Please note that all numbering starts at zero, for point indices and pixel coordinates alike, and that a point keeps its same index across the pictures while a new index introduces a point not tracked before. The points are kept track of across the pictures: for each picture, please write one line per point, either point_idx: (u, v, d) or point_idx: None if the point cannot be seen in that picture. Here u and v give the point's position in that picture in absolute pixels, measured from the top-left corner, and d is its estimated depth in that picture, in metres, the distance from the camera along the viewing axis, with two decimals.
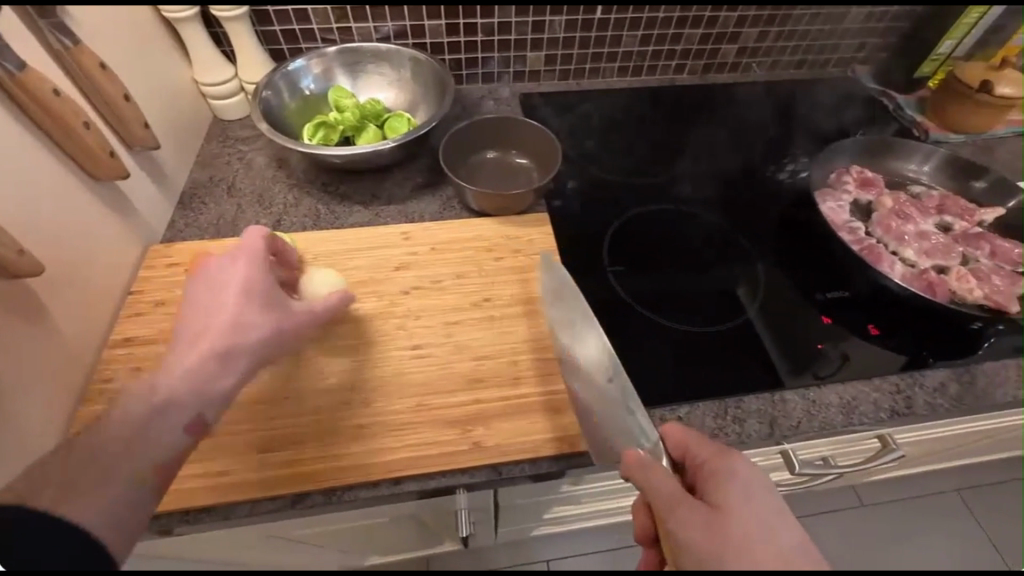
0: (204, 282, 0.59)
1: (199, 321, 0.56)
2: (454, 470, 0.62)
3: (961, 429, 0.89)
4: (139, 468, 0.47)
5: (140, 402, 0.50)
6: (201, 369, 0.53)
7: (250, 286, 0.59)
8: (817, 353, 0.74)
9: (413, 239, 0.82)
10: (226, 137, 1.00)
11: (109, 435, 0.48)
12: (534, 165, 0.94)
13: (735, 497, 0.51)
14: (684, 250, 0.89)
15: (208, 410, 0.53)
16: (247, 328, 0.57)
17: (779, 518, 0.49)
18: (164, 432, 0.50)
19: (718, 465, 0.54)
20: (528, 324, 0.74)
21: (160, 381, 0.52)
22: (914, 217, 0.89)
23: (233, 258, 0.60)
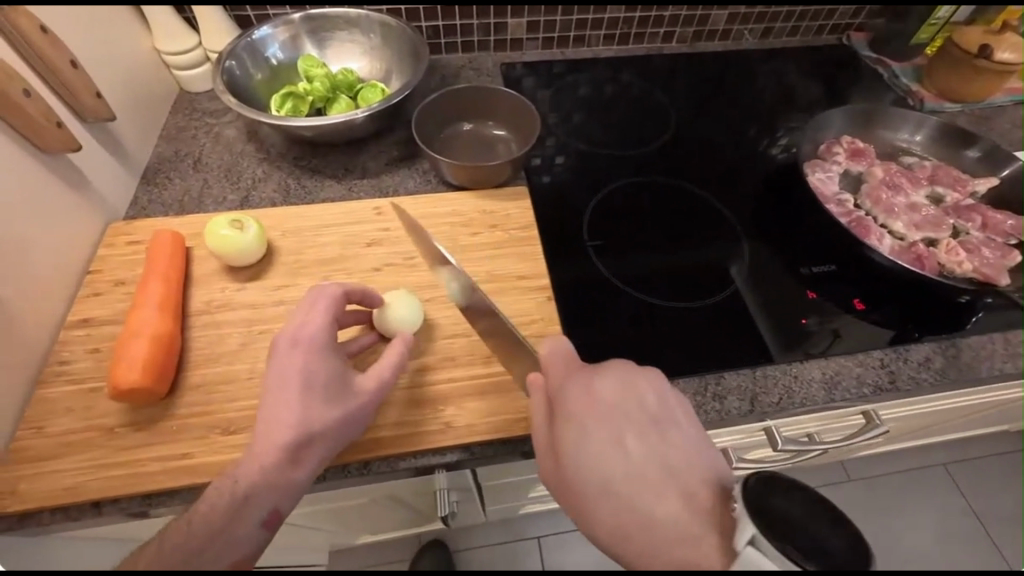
0: (278, 371, 0.55)
1: (287, 394, 0.54)
2: (425, 450, 0.60)
3: (950, 405, 0.87)
4: (222, 566, 0.50)
5: (217, 502, 0.50)
6: (272, 470, 0.51)
7: (319, 378, 0.55)
8: (799, 329, 0.72)
9: (386, 214, 0.79)
10: (193, 110, 0.96)
11: (210, 533, 0.49)
12: (513, 137, 0.91)
13: (590, 436, 0.51)
14: (671, 224, 0.87)
15: (284, 503, 0.52)
16: (317, 428, 0.53)
17: (640, 436, 0.51)
18: (242, 529, 0.50)
19: (568, 398, 0.53)
20: (504, 301, 0.72)
21: (231, 482, 0.51)
22: (904, 188, 0.86)
23: (296, 344, 0.56)
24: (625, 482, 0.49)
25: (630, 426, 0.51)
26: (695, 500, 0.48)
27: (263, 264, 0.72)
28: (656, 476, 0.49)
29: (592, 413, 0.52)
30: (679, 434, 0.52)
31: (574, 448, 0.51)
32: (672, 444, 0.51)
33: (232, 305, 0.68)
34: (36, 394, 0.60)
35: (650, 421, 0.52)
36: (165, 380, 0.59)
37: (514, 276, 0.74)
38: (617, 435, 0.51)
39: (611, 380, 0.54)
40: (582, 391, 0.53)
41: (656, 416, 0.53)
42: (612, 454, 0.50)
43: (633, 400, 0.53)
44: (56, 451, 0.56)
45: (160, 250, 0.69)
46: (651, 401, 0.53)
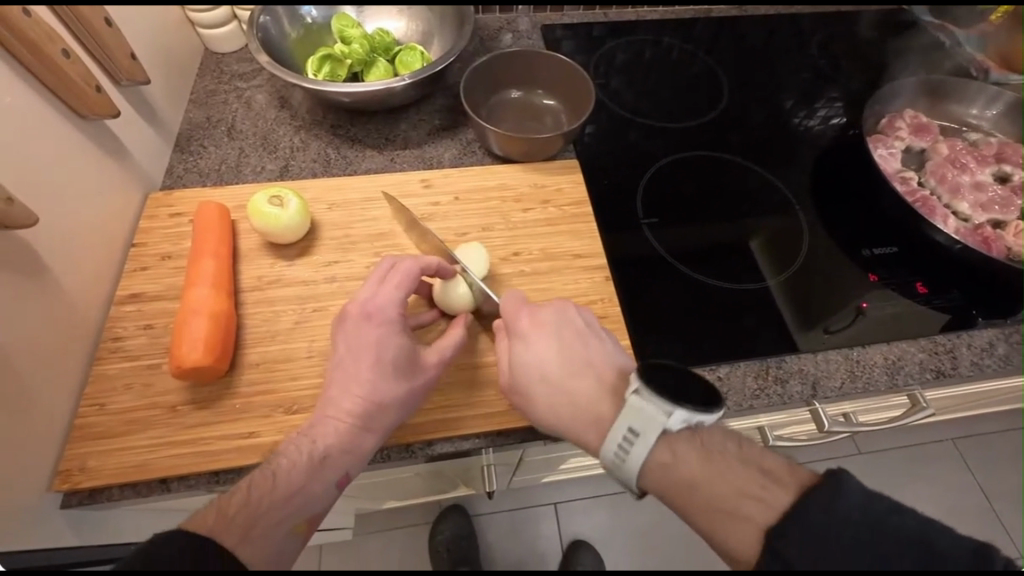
0: (350, 340, 0.54)
1: (358, 362, 0.53)
2: (489, 432, 0.60)
3: (996, 387, 0.87)
4: (299, 519, 0.46)
5: (297, 460, 0.48)
6: (346, 436, 0.51)
7: (390, 351, 0.54)
8: (838, 307, 0.71)
9: (433, 187, 0.76)
10: (221, 72, 0.91)
11: (290, 485, 0.47)
12: (562, 106, 0.87)
13: (531, 349, 0.54)
14: (723, 199, 0.84)
15: (353, 467, 0.51)
16: (387, 401, 0.53)
17: (575, 349, 0.54)
18: (318, 486, 0.48)
19: (517, 325, 0.56)
20: (561, 280, 0.70)
21: (308, 441, 0.50)
22: (970, 167, 0.83)
23: (369, 316, 0.54)
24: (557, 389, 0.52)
25: (568, 347, 0.54)
26: (615, 399, 0.51)
27: (313, 239, 0.70)
28: (582, 383, 0.52)
29: (533, 330, 0.55)
30: (603, 349, 0.55)
31: (519, 365, 0.54)
32: (597, 351, 0.54)
33: (284, 281, 0.67)
34: (94, 370, 0.59)
35: (580, 340, 0.55)
36: (226, 359, 0.58)
37: (569, 254, 0.72)
38: (555, 353, 0.54)
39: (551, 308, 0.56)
40: (528, 317, 0.56)
41: (585, 333, 0.55)
42: (547, 365, 0.53)
43: (568, 325, 0.56)
44: (120, 429, 0.56)
45: (207, 224, 0.66)
46: (583, 326, 0.56)
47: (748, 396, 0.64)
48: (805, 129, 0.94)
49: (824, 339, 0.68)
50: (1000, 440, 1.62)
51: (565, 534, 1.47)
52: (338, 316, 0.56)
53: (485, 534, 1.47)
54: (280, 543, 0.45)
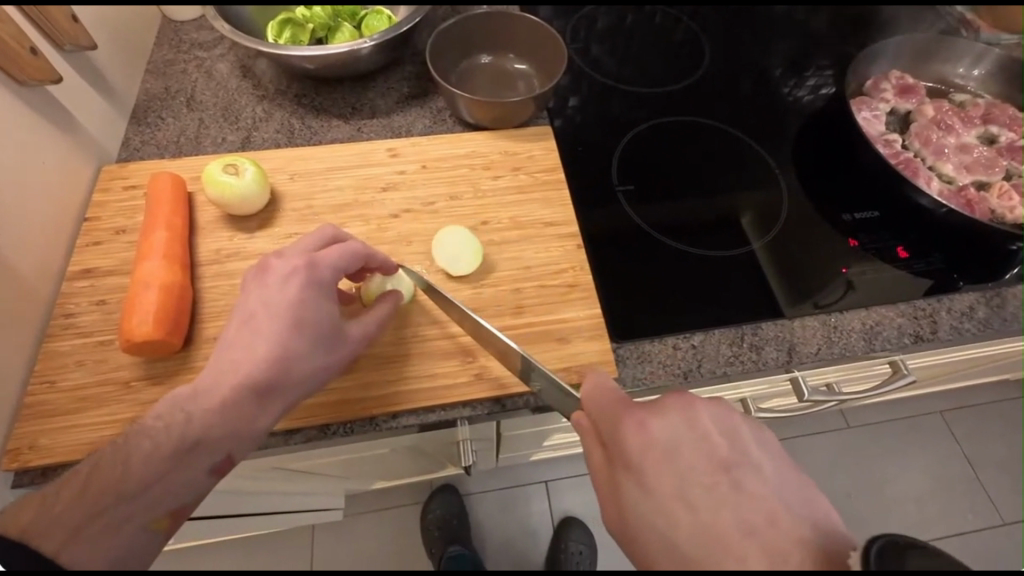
0: (269, 296, 0.51)
1: (270, 322, 0.50)
2: (455, 403, 0.58)
3: (980, 353, 0.86)
4: (157, 516, 0.43)
5: (159, 444, 0.44)
6: (230, 412, 0.47)
7: (312, 315, 0.51)
8: (825, 279, 0.70)
9: (400, 155, 0.74)
10: (180, 40, 0.86)
11: (144, 478, 0.43)
12: (535, 71, 0.83)
13: (654, 485, 0.41)
14: (701, 168, 0.82)
15: (237, 450, 0.47)
16: (296, 367, 0.50)
17: (712, 481, 0.40)
18: (187, 475, 0.45)
19: (622, 439, 0.44)
20: (531, 249, 0.68)
21: (181, 417, 0.46)
22: (956, 128, 0.80)
23: (298, 271, 0.52)
24: (698, 543, 0.38)
25: (695, 474, 0.41)
26: (791, 565, 0.35)
27: (274, 211, 0.68)
28: (732, 534, 0.37)
29: (652, 454, 0.42)
30: (757, 475, 0.41)
31: (632, 503, 0.42)
32: (751, 487, 0.40)
33: (243, 254, 0.64)
34: (44, 347, 0.57)
35: (718, 466, 0.41)
36: (180, 333, 0.56)
37: (540, 222, 0.70)
38: (679, 482, 0.41)
39: (670, 419, 0.44)
40: (639, 432, 0.43)
41: (726, 457, 0.42)
42: (676, 498, 0.40)
43: (696, 439, 0.43)
44: (72, 407, 0.54)
45: (160, 196, 0.64)
46: (720, 440, 0.43)
47: (722, 363, 0.63)
48: (793, 99, 0.91)
49: (813, 311, 0.67)
50: (987, 410, 1.63)
51: (554, 511, 1.47)
52: (263, 270, 0.54)
53: (475, 513, 1.47)
54: (131, 541, 0.42)
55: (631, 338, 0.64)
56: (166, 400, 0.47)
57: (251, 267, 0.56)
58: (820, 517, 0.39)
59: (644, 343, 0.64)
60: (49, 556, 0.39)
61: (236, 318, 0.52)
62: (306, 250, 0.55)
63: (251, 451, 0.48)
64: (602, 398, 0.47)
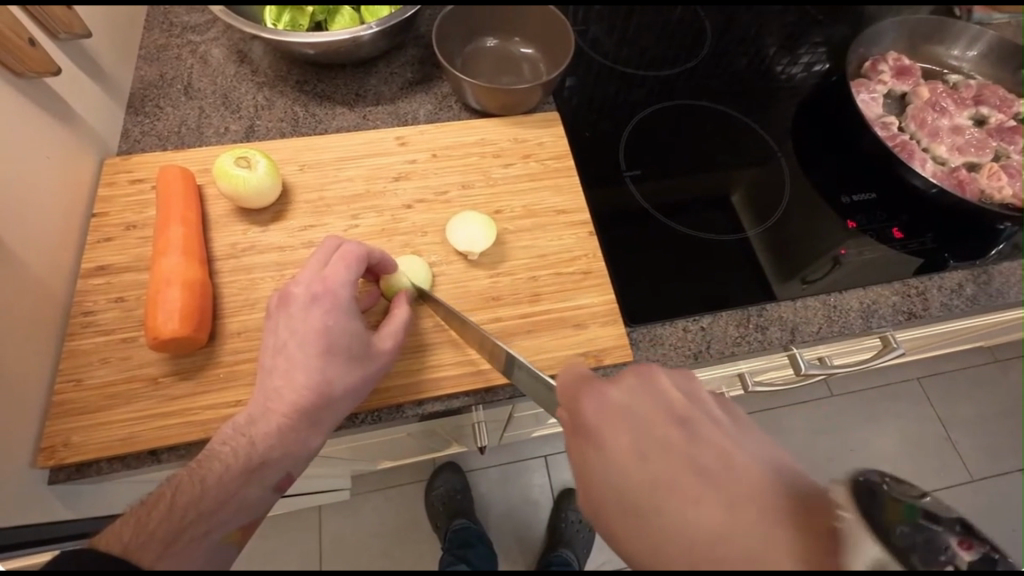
0: (296, 325, 0.53)
1: (299, 350, 0.52)
2: (478, 389, 0.61)
3: (963, 327, 0.90)
4: (231, 528, 0.45)
5: (228, 465, 0.47)
6: (287, 435, 0.50)
7: (340, 336, 0.53)
8: (812, 260, 0.72)
9: (409, 144, 0.73)
10: (171, 24, 0.83)
11: (219, 496, 0.45)
12: (541, 55, 0.83)
13: (607, 451, 0.39)
14: (704, 154, 0.82)
15: (295, 467, 0.51)
16: (338, 385, 0.53)
17: (669, 438, 0.38)
18: (256, 492, 0.47)
19: (573, 407, 0.42)
20: (545, 237, 0.69)
21: (246, 441, 0.49)
22: (950, 110, 0.83)
23: (318, 299, 0.54)
24: (649, 496, 0.36)
25: (652, 430, 0.39)
26: (748, 508, 0.33)
27: (287, 203, 0.67)
28: (687, 483, 0.35)
29: (607, 421, 0.40)
30: (713, 425, 0.39)
31: (588, 471, 0.40)
32: (710, 441, 0.37)
33: (259, 247, 0.64)
34: (66, 346, 0.57)
35: (675, 420, 0.39)
36: (204, 329, 0.57)
37: (553, 210, 0.71)
38: (633, 437, 0.39)
39: (626, 385, 0.42)
40: (594, 399, 0.42)
41: (684, 412, 0.40)
42: (629, 453, 0.38)
43: (656, 398, 0.41)
44: (102, 404, 0.55)
45: (170, 189, 0.63)
46: (678, 396, 0.41)
47: (729, 344, 0.66)
48: (787, 77, 0.92)
49: (803, 289, 0.69)
50: (962, 377, 1.71)
51: (554, 483, 1.53)
52: (285, 301, 0.55)
53: (477, 488, 1.52)
54: (213, 556, 0.43)
55: (642, 321, 0.66)
56: (226, 434, 0.50)
57: (272, 299, 0.57)
58: (775, 458, 0.37)
59: (656, 327, 0.66)
60: (148, 567, 0.38)
61: (268, 351, 0.54)
62: (317, 271, 0.55)
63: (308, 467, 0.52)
64: (566, 380, 0.44)
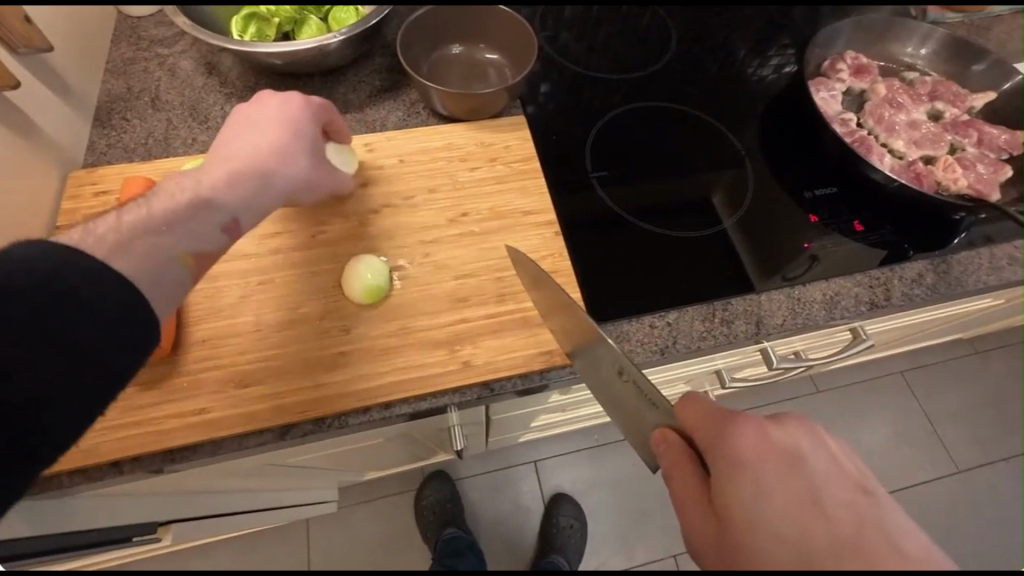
0: (266, 108, 0.59)
1: (251, 130, 0.57)
2: (445, 390, 0.61)
3: (932, 317, 0.92)
4: (183, 250, 0.49)
5: (176, 195, 0.51)
6: (237, 186, 0.54)
7: (307, 129, 0.60)
8: (782, 254, 0.74)
9: (376, 150, 0.74)
10: (139, 38, 0.83)
11: (165, 218, 0.49)
12: (507, 61, 0.84)
13: (770, 498, 0.41)
14: (669, 154, 0.84)
15: (241, 219, 0.55)
16: (280, 173, 0.57)
17: (851, 502, 0.41)
18: (201, 224, 0.51)
19: (738, 443, 0.43)
20: (511, 238, 0.70)
21: (198, 184, 0.53)
22: (906, 105, 0.85)
23: (298, 102, 0.61)
24: (832, 556, 0.38)
25: (835, 490, 0.42)
26: None
27: None
28: (877, 552, 0.38)
29: (780, 468, 0.42)
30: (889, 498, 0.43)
31: (751, 509, 0.41)
32: (891, 516, 0.41)
33: (225, 256, 0.64)
34: None
35: (857, 488, 0.42)
36: (167, 339, 0.57)
37: (518, 211, 0.72)
38: (809, 492, 0.41)
39: (794, 434, 0.44)
40: (760, 439, 0.43)
41: (861, 480, 0.43)
42: (792, 501, 0.41)
43: (827, 458, 0.43)
44: None
45: None
46: (846, 462, 0.44)
47: (695, 339, 0.66)
48: (758, 79, 0.95)
49: (783, 284, 0.71)
50: (942, 368, 1.73)
51: (544, 488, 1.52)
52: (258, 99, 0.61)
53: (466, 496, 1.51)
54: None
55: (609, 319, 0.67)
56: (126, 207, 0.49)
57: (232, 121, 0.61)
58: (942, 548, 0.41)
59: (623, 324, 0.67)
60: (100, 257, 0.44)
61: (231, 126, 0.58)
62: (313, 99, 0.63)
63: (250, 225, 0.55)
64: (713, 411, 0.46)
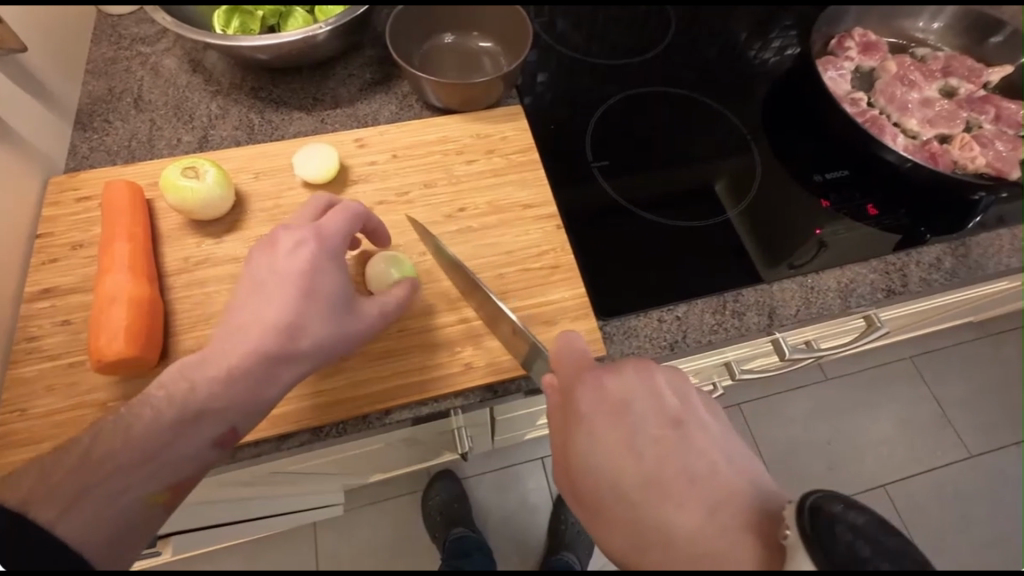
0: (276, 261, 0.52)
1: (270, 288, 0.51)
2: (447, 394, 0.58)
3: (947, 301, 0.89)
4: (156, 489, 0.44)
5: (160, 413, 0.46)
6: (243, 383, 0.48)
7: (326, 285, 0.52)
8: (789, 241, 0.71)
9: (368, 146, 0.71)
10: (120, 37, 0.80)
11: (146, 449, 0.44)
12: (501, 49, 0.81)
13: (598, 441, 0.43)
14: (672, 141, 0.81)
15: (241, 421, 0.48)
16: (304, 335, 0.50)
17: (663, 441, 0.42)
18: (189, 446, 0.46)
19: (578, 395, 0.45)
20: (511, 233, 0.67)
21: (186, 387, 0.47)
22: (918, 83, 0.82)
23: (307, 242, 0.52)
24: (645, 492, 0.40)
25: (647, 430, 0.43)
26: (726, 510, 0.38)
27: (242, 212, 0.65)
28: (678, 484, 0.40)
29: (606, 413, 0.43)
30: (705, 430, 0.43)
31: (583, 453, 0.43)
32: (699, 448, 0.42)
33: (213, 261, 0.62)
34: (9, 374, 0.55)
35: (670, 425, 0.43)
36: (154, 349, 0.55)
37: (518, 205, 0.69)
38: (631, 431, 0.42)
39: (627, 377, 0.45)
40: (594, 389, 0.45)
41: (680, 416, 0.44)
42: (615, 441, 0.42)
43: (653, 398, 0.44)
44: (48, 433, 0.52)
45: (116, 204, 0.61)
46: (673, 399, 0.44)
47: (706, 332, 0.64)
48: (760, 61, 0.91)
49: (789, 272, 0.68)
50: (954, 353, 1.70)
51: (552, 485, 1.50)
52: (271, 242, 0.53)
53: (474, 495, 1.49)
54: (130, 511, 0.43)
55: (615, 314, 0.64)
56: (165, 374, 0.48)
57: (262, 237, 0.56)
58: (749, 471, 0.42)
59: (630, 319, 0.64)
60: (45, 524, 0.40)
61: (248, 291, 0.51)
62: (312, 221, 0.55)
63: (254, 424, 0.49)
64: (569, 358, 0.48)
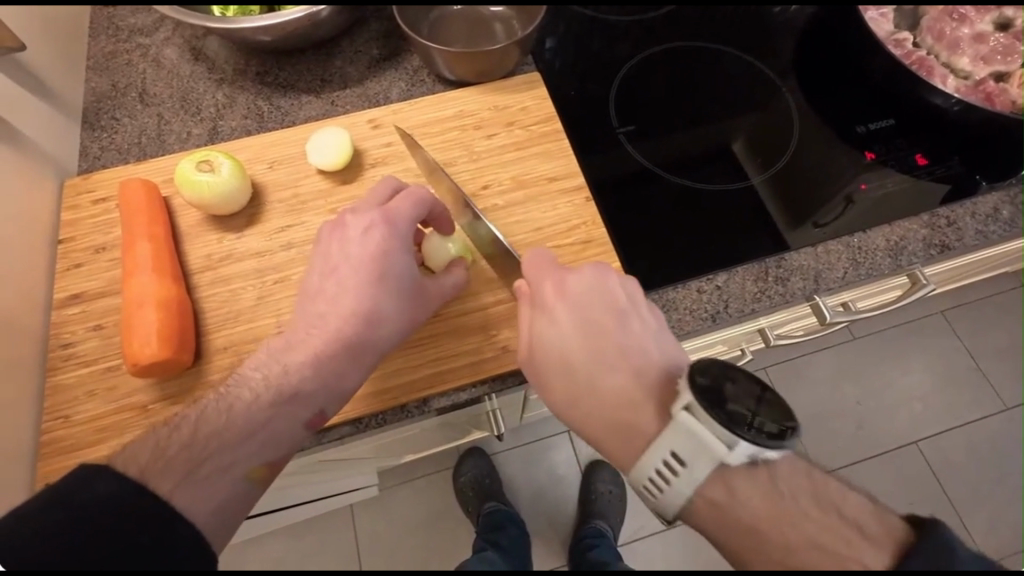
0: (347, 244, 0.53)
1: (346, 273, 0.51)
2: (485, 379, 0.57)
3: (996, 252, 0.84)
4: (254, 464, 0.44)
5: (259, 393, 0.46)
6: (325, 367, 0.48)
7: (398, 268, 0.52)
8: (822, 199, 0.67)
9: (382, 126, 0.68)
10: (117, 28, 0.77)
11: (247, 424, 0.45)
12: (514, 12, 0.76)
13: (553, 326, 0.49)
14: (699, 100, 0.76)
15: (329, 405, 0.49)
16: (383, 322, 0.51)
17: (608, 329, 0.48)
18: (282, 421, 0.46)
19: (540, 287, 0.50)
20: (538, 209, 0.65)
21: (280, 367, 0.48)
22: (970, 16, 0.75)
23: (377, 225, 0.53)
24: (586, 367, 0.47)
25: (596, 316, 0.49)
26: (651, 386, 0.45)
27: (260, 205, 0.63)
28: (609, 357, 0.47)
29: (562, 304, 0.49)
30: (647, 322, 0.49)
31: (540, 335, 0.49)
32: (634, 330, 0.48)
33: (237, 257, 0.60)
34: (49, 382, 0.55)
35: (616, 315, 0.49)
36: (188, 349, 0.54)
37: (542, 179, 0.66)
38: (581, 318, 0.48)
39: (585, 276, 0.50)
40: (557, 289, 0.50)
41: (625, 308, 0.49)
42: (566, 329, 0.48)
43: (605, 294, 0.49)
44: (92, 438, 0.53)
45: (134, 206, 0.59)
46: (623, 295, 0.49)
47: (748, 301, 0.61)
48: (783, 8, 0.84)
49: (817, 233, 0.64)
50: (992, 304, 1.64)
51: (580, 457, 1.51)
52: (338, 224, 0.54)
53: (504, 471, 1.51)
54: (234, 489, 0.43)
55: (652, 288, 0.61)
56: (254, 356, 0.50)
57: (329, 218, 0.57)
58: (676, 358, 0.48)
59: (668, 291, 0.61)
60: (164, 495, 0.40)
61: (320, 274, 0.53)
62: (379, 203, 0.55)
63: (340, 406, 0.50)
64: (537, 263, 0.51)
